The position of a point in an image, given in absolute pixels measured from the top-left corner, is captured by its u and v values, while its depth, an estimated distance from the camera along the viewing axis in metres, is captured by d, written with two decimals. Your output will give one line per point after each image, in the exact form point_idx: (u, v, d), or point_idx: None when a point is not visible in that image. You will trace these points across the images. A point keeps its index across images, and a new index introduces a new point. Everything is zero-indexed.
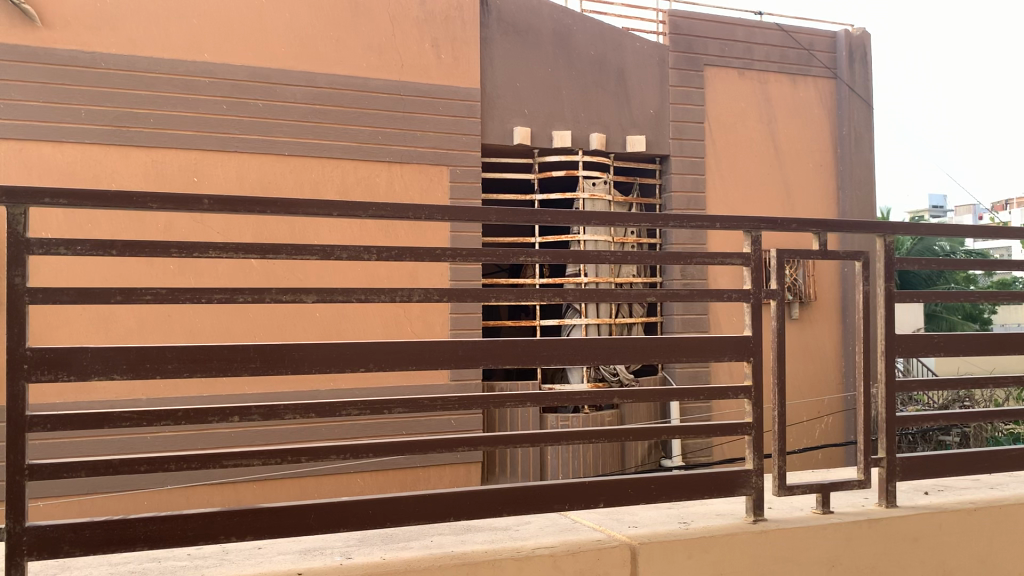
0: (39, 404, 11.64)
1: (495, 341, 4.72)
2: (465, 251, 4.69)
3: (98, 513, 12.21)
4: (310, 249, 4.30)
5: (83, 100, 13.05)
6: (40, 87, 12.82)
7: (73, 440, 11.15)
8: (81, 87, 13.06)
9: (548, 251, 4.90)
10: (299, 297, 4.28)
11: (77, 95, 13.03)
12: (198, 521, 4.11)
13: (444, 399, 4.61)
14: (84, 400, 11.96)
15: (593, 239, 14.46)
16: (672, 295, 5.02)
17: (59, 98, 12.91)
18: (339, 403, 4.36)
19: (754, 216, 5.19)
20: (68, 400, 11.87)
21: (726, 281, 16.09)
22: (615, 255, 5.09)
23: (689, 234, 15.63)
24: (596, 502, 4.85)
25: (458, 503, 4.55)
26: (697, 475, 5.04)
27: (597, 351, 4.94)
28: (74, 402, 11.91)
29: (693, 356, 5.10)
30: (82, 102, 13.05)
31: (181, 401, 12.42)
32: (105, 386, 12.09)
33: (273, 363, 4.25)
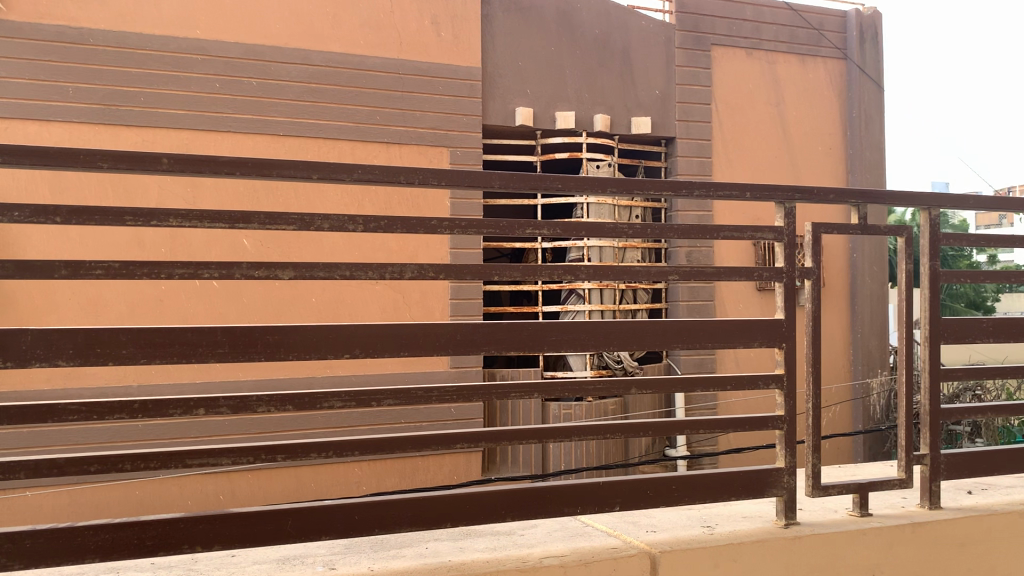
0: (27, 391, 11.20)
1: (495, 324, 4.15)
2: (464, 222, 4.12)
3: (89, 508, 11.75)
4: (286, 217, 3.76)
5: (71, 77, 12.49)
6: (25, 64, 12.26)
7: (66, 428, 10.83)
8: (68, 64, 12.48)
9: (558, 223, 4.28)
10: (274, 273, 3.74)
11: (64, 72, 12.45)
12: (156, 529, 3.59)
13: (439, 390, 4.05)
14: (72, 390, 11.45)
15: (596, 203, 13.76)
16: (696, 274, 4.45)
17: (45, 75, 12.35)
18: (318, 394, 3.81)
19: (787, 186, 4.65)
20: (56, 390, 11.37)
21: (732, 258, 15.58)
22: (635, 228, 4.43)
23: (696, 211, 15.02)
24: (611, 505, 4.31)
25: (454, 506, 4.03)
26: (723, 473, 4.52)
27: (611, 335, 4.38)
28: (62, 392, 11.41)
29: (719, 340, 4.55)
30: (69, 80, 12.49)
31: (172, 390, 11.92)
32: (95, 372, 11.60)
33: (245, 349, 3.72)
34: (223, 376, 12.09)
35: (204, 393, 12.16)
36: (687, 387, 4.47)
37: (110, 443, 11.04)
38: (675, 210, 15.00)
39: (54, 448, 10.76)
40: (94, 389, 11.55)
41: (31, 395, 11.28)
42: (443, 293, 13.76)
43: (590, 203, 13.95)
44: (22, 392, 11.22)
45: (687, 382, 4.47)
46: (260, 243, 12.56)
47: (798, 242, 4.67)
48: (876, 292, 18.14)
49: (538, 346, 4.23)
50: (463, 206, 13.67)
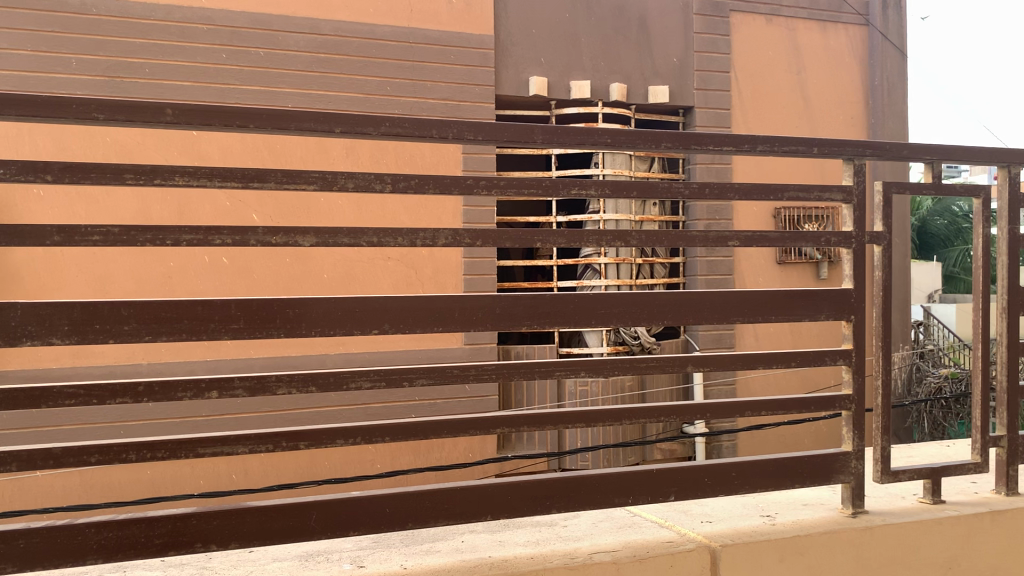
0: (36, 369, 10.94)
1: (537, 296, 3.71)
2: (503, 181, 3.64)
3: (98, 490, 11.49)
4: (306, 175, 3.33)
5: (74, 48, 12.07)
6: (28, 35, 11.86)
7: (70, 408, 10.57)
8: (71, 35, 12.06)
9: (606, 183, 3.81)
10: (293, 239, 3.32)
11: (68, 43, 12.04)
12: (167, 527, 3.20)
13: (478, 367, 3.64)
14: (80, 370, 11.13)
15: (613, 169, 13.04)
16: (758, 238, 4.01)
17: (49, 47, 11.95)
18: (346, 372, 3.40)
19: (858, 141, 4.20)
20: (64, 370, 11.06)
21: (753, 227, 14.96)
22: (691, 186, 3.96)
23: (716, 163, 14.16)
24: (666, 494, 3.90)
25: (494, 498, 3.63)
26: (785, 458, 4.11)
27: (664, 307, 3.93)
28: (68, 374, 11.08)
29: (784, 312, 4.11)
30: (73, 51, 12.07)
31: (181, 370, 11.57)
32: (103, 350, 11.28)
33: (262, 324, 3.31)
34: (234, 353, 11.76)
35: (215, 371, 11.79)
36: (750, 362, 4.02)
37: (117, 425, 10.68)
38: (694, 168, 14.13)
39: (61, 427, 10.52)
40: (102, 368, 11.26)
41: (38, 375, 10.97)
42: (457, 265, 13.23)
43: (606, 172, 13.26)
44: (30, 372, 10.93)
45: (749, 358, 4.03)
46: (270, 216, 12.13)
47: (868, 205, 4.24)
48: (898, 265, 17.51)
49: (587, 318, 3.79)
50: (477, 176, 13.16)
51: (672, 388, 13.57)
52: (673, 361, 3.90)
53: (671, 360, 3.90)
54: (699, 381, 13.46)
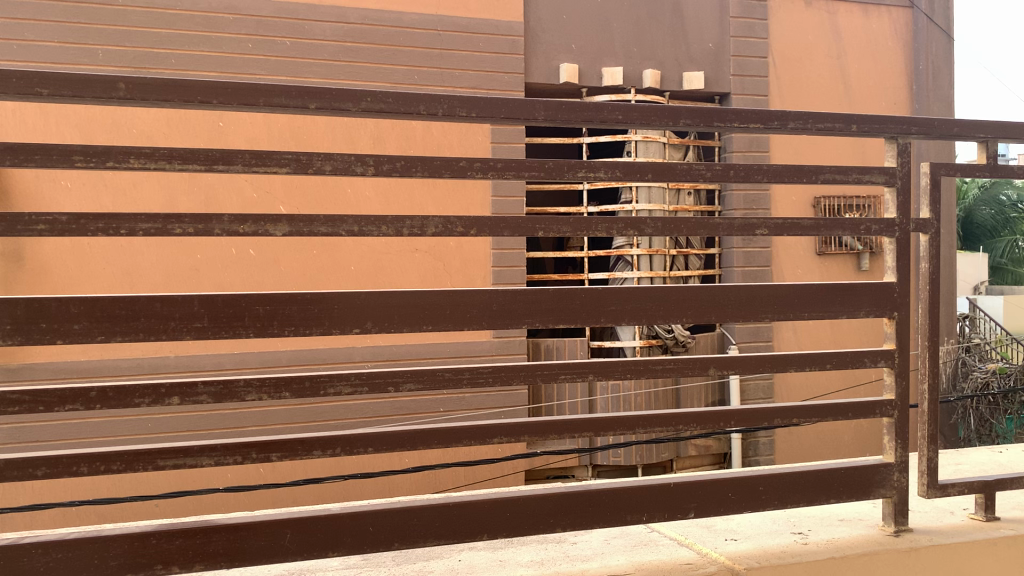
0: (64, 367, 10.51)
1: (538, 291, 3.32)
2: (501, 163, 3.24)
3: (127, 486, 11.31)
4: (277, 157, 2.98)
5: (101, 40, 11.89)
6: (55, 26, 11.69)
7: (98, 421, 9.92)
8: (97, 26, 11.89)
9: (618, 164, 3.38)
10: (264, 228, 2.99)
11: (94, 34, 11.86)
12: (125, 547, 2.89)
13: (473, 370, 3.25)
14: (107, 365, 10.72)
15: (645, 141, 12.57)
16: (790, 226, 3.59)
17: (76, 38, 11.77)
18: (323, 376, 3.06)
19: (903, 118, 3.76)
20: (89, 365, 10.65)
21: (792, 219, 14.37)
22: (715, 169, 3.53)
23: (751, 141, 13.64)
24: (684, 511, 3.50)
25: (490, 515, 3.26)
26: (819, 470, 3.69)
27: (684, 305, 3.52)
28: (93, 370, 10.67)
29: (820, 309, 3.69)
30: (99, 43, 11.88)
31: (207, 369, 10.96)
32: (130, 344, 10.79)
33: (229, 322, 2.97)
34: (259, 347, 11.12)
35: (243, 368, 11.12)
36: (779, 364, 3.60)
37: (142, 428, 10.09)
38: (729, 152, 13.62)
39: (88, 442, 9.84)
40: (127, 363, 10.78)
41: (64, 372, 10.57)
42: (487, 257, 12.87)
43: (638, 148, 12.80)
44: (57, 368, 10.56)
45: (780, 360, 3.62)
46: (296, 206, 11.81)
47: (915, 189, 3.81)
48: (946, 256, 16.78)
49: (597, 315, 3.39)
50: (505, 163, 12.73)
51: (707, 384, 13.08)
52: (692, 363, 3.49)
53: (690, 362, 3.49)
54: (735, 378, 12.96)
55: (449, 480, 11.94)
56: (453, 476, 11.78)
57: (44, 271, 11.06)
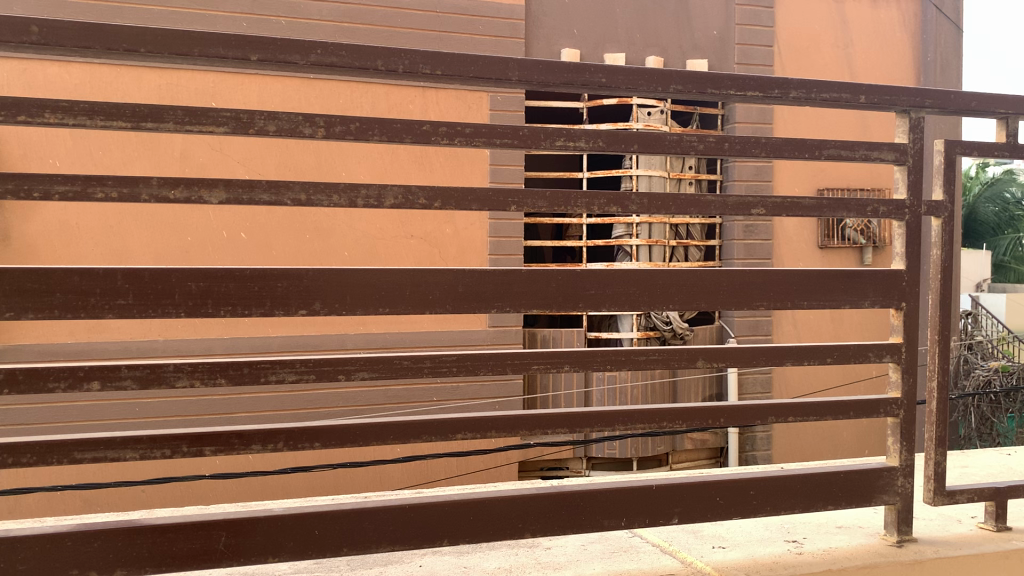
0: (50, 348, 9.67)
1: (510, 271, 2.98)
2: (470, 129, 2.91)
3: (112, 475, 10.85)
4: (213, 115, 2.67)
5: (90, 15, 11.29)
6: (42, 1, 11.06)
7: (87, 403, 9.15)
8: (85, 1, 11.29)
9: (601, 133, 3.03)
10: (198, 194, 2.67)
11: (83, 10, 11.26)
12: (34, 550, 2.57)
13: (436, 359, 2.91)
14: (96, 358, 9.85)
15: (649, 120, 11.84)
16: (790, 205, 3.26)
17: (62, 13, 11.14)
18: (265, 362, 2.74)
19: (916, 90, 3.41)
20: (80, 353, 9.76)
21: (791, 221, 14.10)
22: (709, 141, 3.18)
23: (757, 110, 12.95)
24: (667, 517, 3.18)
25: (450, 518, 2.94)
26: (816, 473, 3.37)
27: (673, 289, 3.18)
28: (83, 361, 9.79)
29: (821, 297, 3.35)
30: (88, 18, 11.30)
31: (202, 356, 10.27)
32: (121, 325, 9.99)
33: (158, 299, 2.65)
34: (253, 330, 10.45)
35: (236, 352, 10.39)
36: (775, 358, 3.28)
37: (133, 416, 9.29)
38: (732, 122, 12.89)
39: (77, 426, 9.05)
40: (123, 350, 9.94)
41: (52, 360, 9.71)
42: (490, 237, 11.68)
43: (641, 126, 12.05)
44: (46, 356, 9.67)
45: (775, 352, 3.29)
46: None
47: (927, 168, 3.47)
48: None
49: (574, 300, 3.05)
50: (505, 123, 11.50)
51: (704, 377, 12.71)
52: (678, 353, 3.14)
53: (677, 353, 3.14)
54: (734, 371, 12.55)
55: (441, 471, 11.56)
56: (445, 467, 11.41)
57: (32, 250, 9.68)
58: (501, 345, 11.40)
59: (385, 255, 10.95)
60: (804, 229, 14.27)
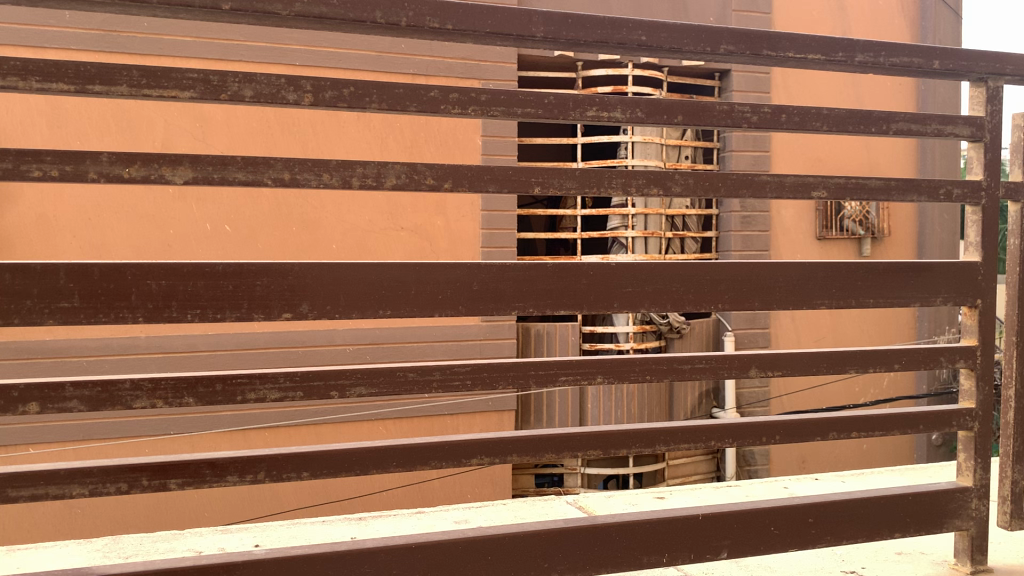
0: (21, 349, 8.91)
1: (533, 266, 2.51)
2: (485, 96, 2.44)
3: None
4: (175, 79, 2.19)
5: None
6: None
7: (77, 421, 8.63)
8: None
9: (639, 102, 2.58)
10: (159, 173, 2.19)
11: None
12: None
13: (445, 369, 2.44)
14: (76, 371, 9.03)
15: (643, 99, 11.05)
16: (851, 187, 2.81)
17: None
18: (243, 376, 2.27)
19: (995, 54, 2.96)
20: (60, 360, 8.97)
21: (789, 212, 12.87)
22: (762, 113, 2.73)
23: (755, 95, 12.23)
24: (714, 550, 2.74)
25: (465, 559, 2.48)
26: (881, 497, 2.93)
27: (721, 285, 2.70)
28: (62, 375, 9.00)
29: (889, 294, 2.91)
30: None
31: (187, 356, 9.43)
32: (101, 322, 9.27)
33: (109, 301, 2.17)
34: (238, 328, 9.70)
35: (218, 348, 9.56)
36: (837, 365, 2.83)
37: (115, 423, 8.75)
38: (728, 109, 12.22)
39: (60, 441, 8.55)
40: (105, 356, 9.14)
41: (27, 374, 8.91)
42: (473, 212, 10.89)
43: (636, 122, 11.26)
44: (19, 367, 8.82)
45: (837, 356, 2.84)
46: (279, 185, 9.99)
47: (1005, 145, 3.02)
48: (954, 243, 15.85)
49: (608, 300, 2.59)
50: None
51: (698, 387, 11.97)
52: (728, 359, 2.69)
53: (726, 360, 2.68)
54: (730, 380, 11.57)
55: None
56: None
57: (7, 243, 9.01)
58: (495, 341, 10.72)
59: (375, 248, 10.43)
60: (801, 220, 13.03)
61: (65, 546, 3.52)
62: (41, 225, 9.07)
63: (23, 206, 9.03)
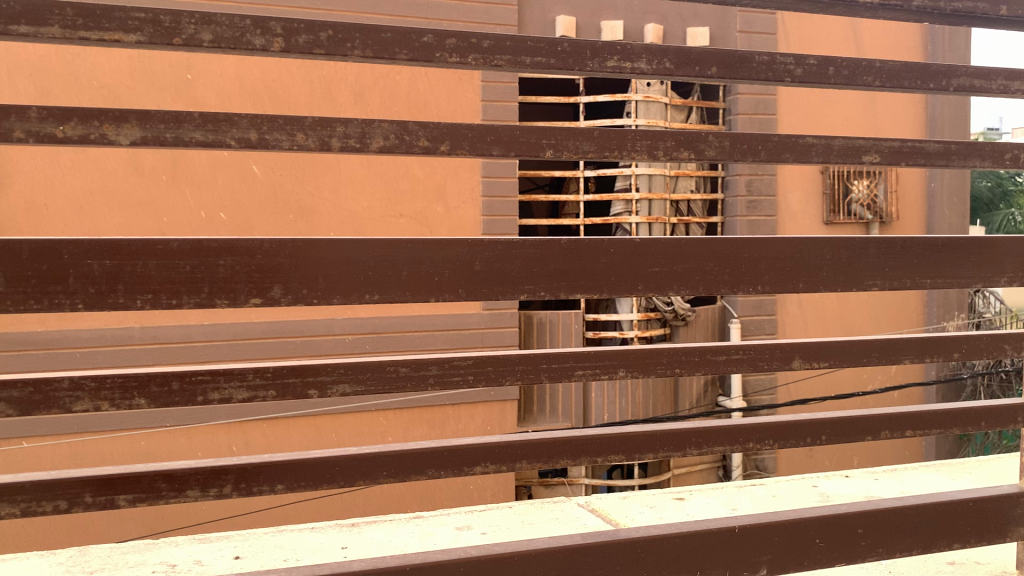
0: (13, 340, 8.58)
1: (546, 243, 2.15)
2: (489, 42, 2.08)
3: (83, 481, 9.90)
4: (120, 20, 1.82)
5: None
6: None
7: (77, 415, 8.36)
8: None
9: (667, 51, 2.22)
10: (104, 132, 1.83)
11: None
12: None
13: (445, 363, 2.09)
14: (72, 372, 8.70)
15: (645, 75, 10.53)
16: (902, 153, 2.47)
17: None
18: (205, 372, 1.92)
19: None
20: (53, 355, 8.65)
21: (797, 196, 11.97)
22: (806, 66, 2.38)
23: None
24: (753, 567, 2.40)
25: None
26: (940, 505, 2.58)
27: (760, 264, 2.34)
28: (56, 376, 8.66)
29: (952, 273, 2.55)
30: None
31: (182, 348, 9.07)
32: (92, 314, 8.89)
33: (43, 282, 1.81)
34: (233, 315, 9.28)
35: (214, 335, 9.17)
36: (890, 355, 2.49)
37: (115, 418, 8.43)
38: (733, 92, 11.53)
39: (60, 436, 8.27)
40: (97, 346, 8.81)
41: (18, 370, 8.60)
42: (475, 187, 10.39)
43: (641, 102, 10.70)
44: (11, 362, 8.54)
45: (889, 344, 2.49)
46: (274, 170, 9.60)
47: None
48: None
49: (632, 282, 2.23)
50: (501, 92, 10.40)
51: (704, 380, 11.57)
52: (770, 349, 2.34)
53: (766, 350, 2.33)
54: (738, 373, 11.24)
55: None
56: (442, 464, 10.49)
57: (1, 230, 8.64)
58: (497, 330, 10.28)
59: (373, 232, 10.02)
60: (807, 203, 12.07)
61: (27, 560, 3.18)
62: (32, 213, 8.68)
63: (14, 194, 8.65)
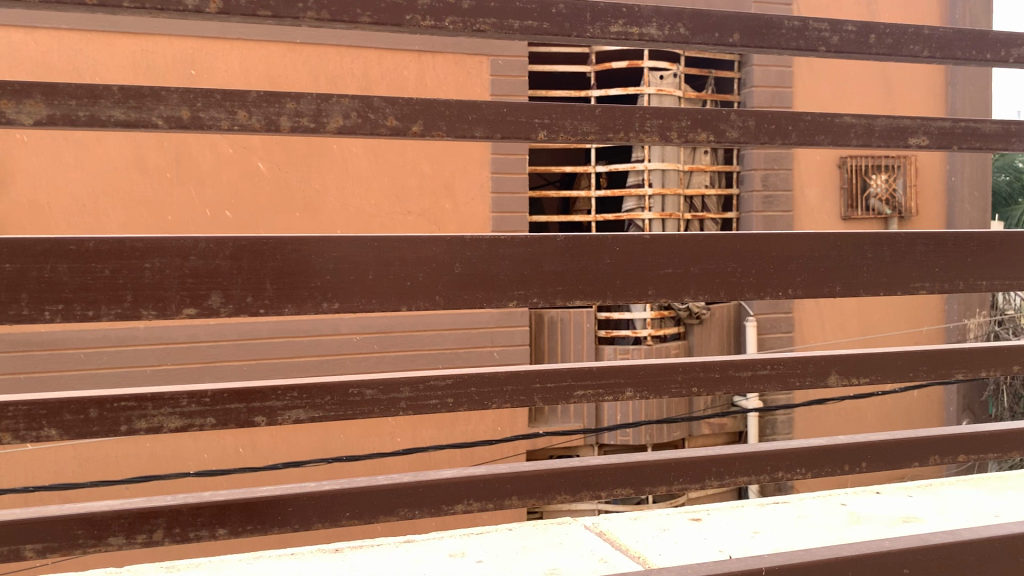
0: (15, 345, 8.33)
1: (539, 241, 1.83)
2: (470, 4, 1.75)
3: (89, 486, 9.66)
4: None
5: None
6: None
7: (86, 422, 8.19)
8: None
9: (681, 15, 1.90)
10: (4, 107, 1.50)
11: None
12: None
13: (420, 383, 1.76)
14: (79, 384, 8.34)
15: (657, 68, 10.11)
16: (954, 134, 2.12)
17: None
18: (130, 398, 1.60)
19: None
20: (58, 361, 8.30)
21: (815, 191, 11.38)
22: (843, 33, 2.04)
23: (777, 71, 10.77)
24: None
25: None
26: None
27: (789, 264, 2.00)
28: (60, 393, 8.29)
29: (1014, 273, 2.19)
30: None
31: (186, 349, 8.70)
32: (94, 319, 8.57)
33: None
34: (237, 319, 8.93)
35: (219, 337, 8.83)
36: (942, 369, 2.14)
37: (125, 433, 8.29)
38: (749, 86, 10.77)
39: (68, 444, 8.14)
40: (101, 348, 8.44)
41: (21, 374, 8.27)
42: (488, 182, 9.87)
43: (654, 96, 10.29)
44: (13, 368, 8.23)
45: (940, 356, 2.14)
46: (280, 168, 9.15)
47: None
48: None
49: (642, 286, 1.89)
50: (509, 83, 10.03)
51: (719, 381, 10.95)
52: (801, 363, 2.01)
53: (797, 365, 2.00)
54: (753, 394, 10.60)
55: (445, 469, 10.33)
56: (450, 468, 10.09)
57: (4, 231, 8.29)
58: (508, 329, 9.78)
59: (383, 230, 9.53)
60: (826, 196, 11.45)
61: None
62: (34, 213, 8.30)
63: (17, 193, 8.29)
